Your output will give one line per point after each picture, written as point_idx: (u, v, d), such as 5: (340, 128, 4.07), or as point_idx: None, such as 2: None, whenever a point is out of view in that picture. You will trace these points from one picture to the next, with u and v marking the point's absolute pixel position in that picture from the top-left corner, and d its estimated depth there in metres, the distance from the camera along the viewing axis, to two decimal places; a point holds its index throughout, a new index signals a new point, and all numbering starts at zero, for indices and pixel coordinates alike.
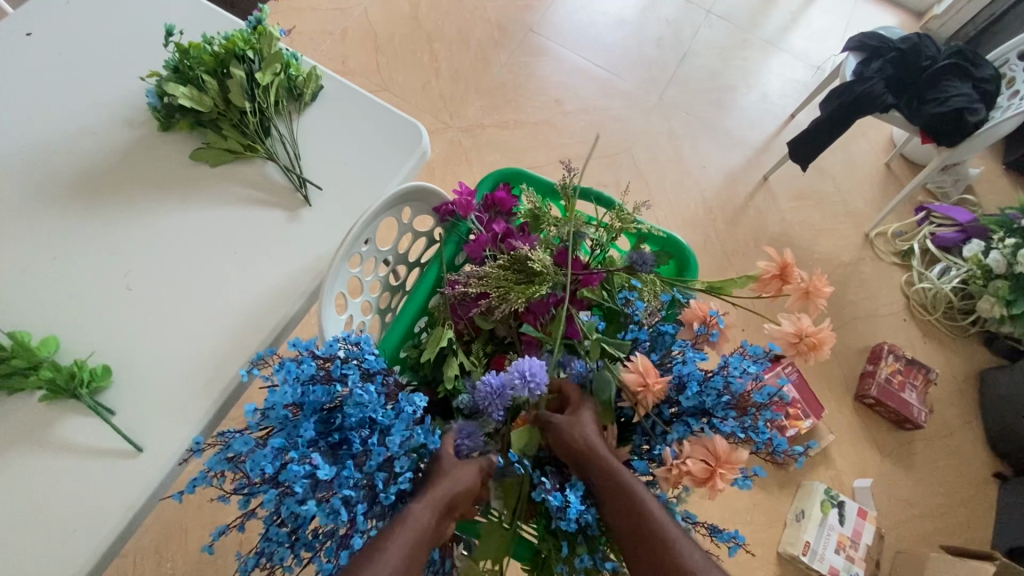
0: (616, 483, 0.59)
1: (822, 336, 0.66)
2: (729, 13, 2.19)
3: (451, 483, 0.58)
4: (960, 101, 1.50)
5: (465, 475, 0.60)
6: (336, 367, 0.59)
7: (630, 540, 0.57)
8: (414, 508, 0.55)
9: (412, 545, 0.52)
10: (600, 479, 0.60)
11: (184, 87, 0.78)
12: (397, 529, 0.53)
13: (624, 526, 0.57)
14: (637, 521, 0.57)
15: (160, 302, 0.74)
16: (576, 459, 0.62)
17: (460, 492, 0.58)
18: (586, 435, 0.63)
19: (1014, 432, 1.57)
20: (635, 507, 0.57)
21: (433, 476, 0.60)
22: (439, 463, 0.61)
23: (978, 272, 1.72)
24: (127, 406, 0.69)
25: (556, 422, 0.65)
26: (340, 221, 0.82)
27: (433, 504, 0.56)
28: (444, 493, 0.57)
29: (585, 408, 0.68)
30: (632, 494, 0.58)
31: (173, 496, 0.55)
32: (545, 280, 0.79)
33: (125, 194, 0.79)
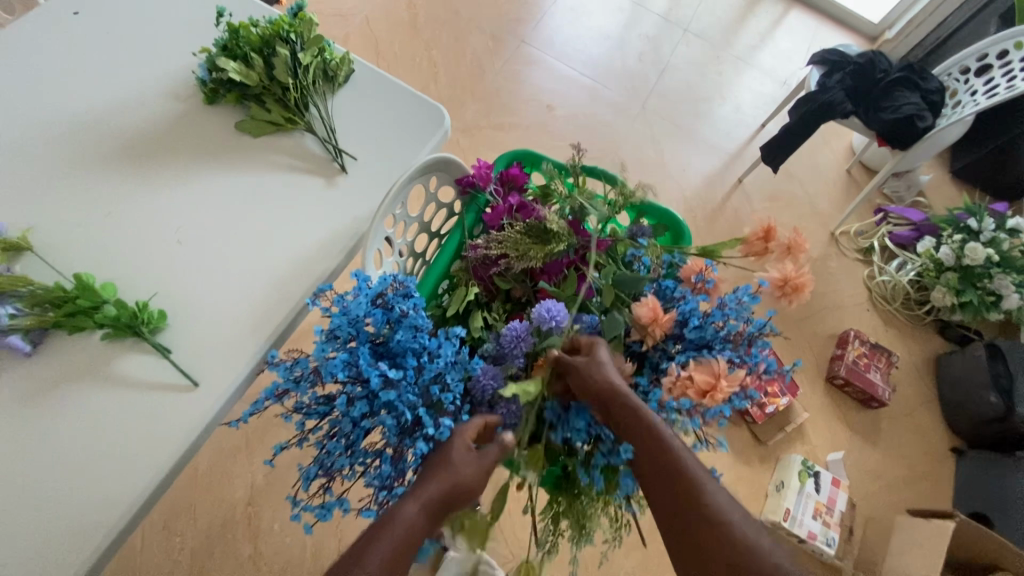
0: (647, 429, 0.61)
1: (803, 281, 0.77)
2: (704, 32, 2.37)
3: (449, 474, 0.59)
4: (911, 109, 1.68)
5: (470, 466, 0.60)
6: (391, 298, 0.67)
7: (660, 487, 0.60)
8: (406, 507, 0.55)
9: (401, 542, 0.54)
10: (632, 426, 0.62)
11: (234, 63, 0.85)
12: (386, 528, 0.54)
13: (654, 472, 0.60)
14: (669, 469, 0.59)
15: (210, 256, 0.80)
16: (599, 400, 0.65)
17: (461, 487, 0.59)
18: (608, 377, 0.65)
19: (967, 409, 1.72)
20: (668, 456, 0.60)
21: (438, 463, 0.60)
22: (445, 454, 0.61)
23: (931, 265, 1.90)
24: (183, 344, 0.75)
25: (580, 364, 0.67)
26: (375, 187, 0.89)
27: (429, 503, 0.56)
28: (442, 491, 0.58)
29: (600, 348, 0.71)
30: (665, 443, 0.60)
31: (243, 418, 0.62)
32: (562, 241, 0.88)
33: (173, 159, 0.85)
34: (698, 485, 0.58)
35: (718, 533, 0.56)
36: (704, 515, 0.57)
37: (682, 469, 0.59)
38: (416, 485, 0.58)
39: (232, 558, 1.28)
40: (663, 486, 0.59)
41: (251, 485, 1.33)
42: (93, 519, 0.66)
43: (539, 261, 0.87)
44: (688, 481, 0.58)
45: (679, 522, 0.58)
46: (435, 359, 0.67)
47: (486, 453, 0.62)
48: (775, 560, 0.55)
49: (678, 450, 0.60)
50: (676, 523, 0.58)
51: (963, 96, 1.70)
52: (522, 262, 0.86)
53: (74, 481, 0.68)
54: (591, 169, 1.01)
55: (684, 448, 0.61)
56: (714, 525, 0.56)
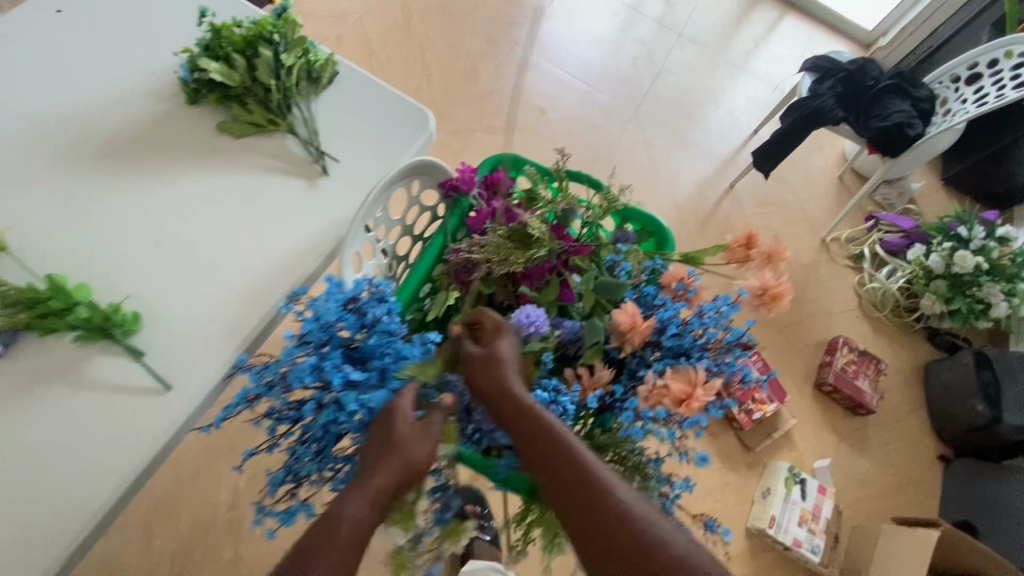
0: (535, 422, 0.59)
1: (782, 289, 0.77)
2: (699, 37, 2.37)
3: (400, 460, 0.57)
4: (901, 117, 1.68)
5: (419, 447, 0.58)
6: (364, 303, 0.66)
7: (554, 481, 0.56)
8: (349, 507, 0.54)
9: (345, 548, 0.52)
10: (517, 423, 0.60)
11: (216, 63, 0.85)
12: (336, 526, 0.53)
13: (545, 467, 0.57)
14: (558, 459, 0.56)
15: (186, 258, 0.80)
16: (490, 398, 0.63)
17: (411, 470, 0.57)
18: (501, 372, 0.63)
19: (954, 418, 1.72)
20: (558, 447, 0.57)
21: (381, 446, 0.58)
22: (389, 432, 0.58)
23: (920, 273, 1.90)
24: (156, 348, 0.74)
25: (471, 359, 0.65)
26: (357, 189, 0.88)
27: (375, 499, 0.55)
28: (396, 477, 0.56)
29: (502, 337, 0.67)
30: (555, 433, 0.58)
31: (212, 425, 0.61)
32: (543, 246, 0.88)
33: (153, 160, 0.85)
34: (590, 474, 0.55)
35: (613, 523, 0.53)
36: (597, 504, 0.54)
37: (571, 458, 0.56)
38: (365, 477, 0.56)
39: (213, 561, 1.27)
40: (555, 480, 0.56)
41: (234, 487, 1.32)
42: (59, 523, 0.66)
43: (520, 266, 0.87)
44: (580, 470, 0.55)
45: (575, 517, 0.54)
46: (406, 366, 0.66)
47: (430, 424, 0.60)
48: (674, 545, 0.52)
49: (568, 439, 0.58)
50: (571, 519, 0.55)
51: (954, 104, 1.71)
52: (503, 267, 0.87)
53: (40, 485, 0.67)
54: (576, 174, 1.01)
55: (576, 437, 0.58)
56: (606, 513, 0.53)
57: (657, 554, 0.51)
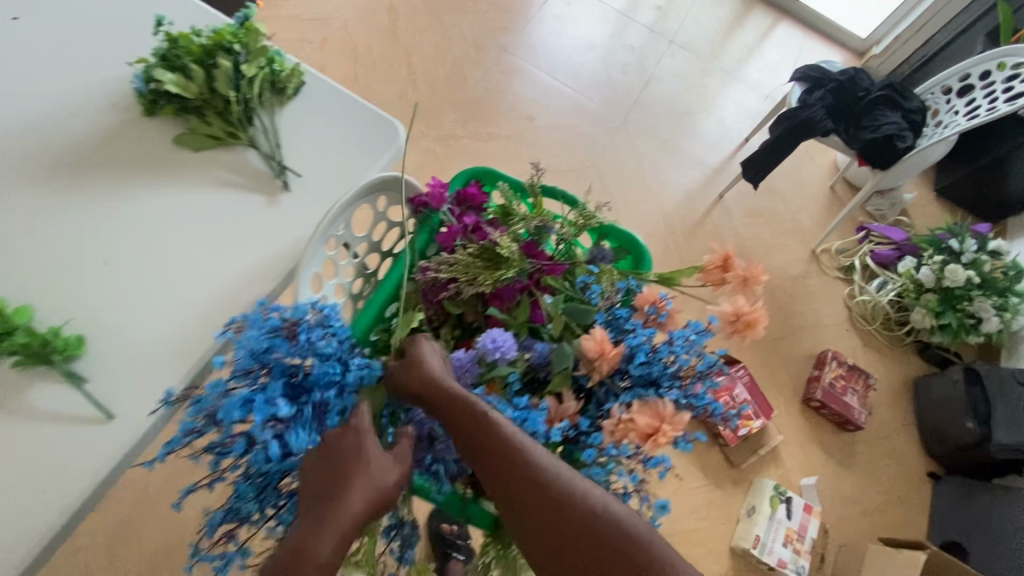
0: (472, 417, 0.59)
1: (756, 316, 0.74)
2: (690, 44, 2.34)
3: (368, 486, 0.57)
4: (891, 129, 1.66)
5: (388, 472, 0.59)
6: (302, 330, 0.64)
7: (497, 473, 0.57)
8: (322, 542, 0.53)
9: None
10: (457, 420, 0.60)
11: (172, 74, 0.81)
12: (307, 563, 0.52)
13: (487, 461, 0.57)
14: (499, 452, 0.57)
15: (136, 278, 0.76)
16: (427, 397, 0.62)
17: (380, 497, 0.58)
18: (430, 371, 0.63)
19: (944, 434, 1.69)
20: (496, 440, 0.57)
21: (343, 476, 0.57)
22: (351, 462, 0.58)
23: (911, 286, 1.87)
24: (100, 374, 0.71)
25: (396, 367, 0.64)
26: (318, 206, 0.85)
27: (346, 532, 0.55)
28: (365, 506, 0.56)
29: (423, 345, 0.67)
30: (492, 426, 0.58)
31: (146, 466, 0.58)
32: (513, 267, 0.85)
33: (105, 174, 0.81)
34: (530, 462, 0.56)
35: (556, 505, 0.55)
36: (540, 490, 0.55)
37: (513, 449, 0.57)
38: (330, 511, 0.55)
39: None
40: (497, 471, 0.57)
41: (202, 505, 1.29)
42: None
43: (488, 288, 0.84)
44: (520, 459, 0.56)
45: (522, 505, 0.56)
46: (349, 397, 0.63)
47: (401, 454, 0.62)
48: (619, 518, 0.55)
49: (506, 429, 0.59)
50: (518, 508, 0.56)
51: (945, 116, 1.68)
52: (470, 288, 0.84)
53: None
54: (551, 190, 0.98)
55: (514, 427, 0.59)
56: (550, 496, 0.55)
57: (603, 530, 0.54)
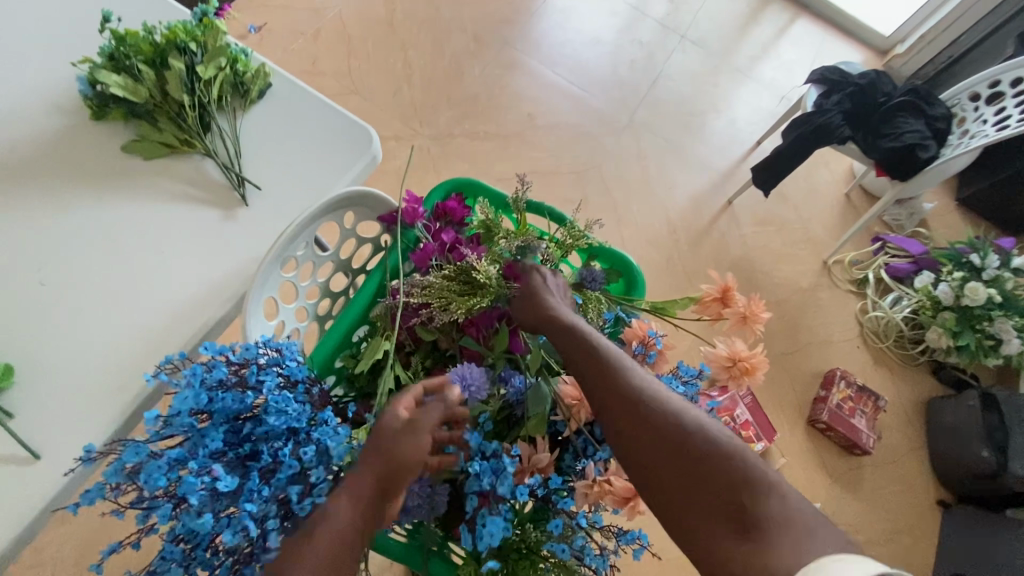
0: (584, 345, 0.61)
1: (755, 361, 0.67)
2: (703, 40, 2.23)
3: (381, 463, 0.53)
4: (913, 137, 1.56)
5: (414, 446, 0.54)
6: (251, 375, 0.57)
7: (602, 402, 0.58)
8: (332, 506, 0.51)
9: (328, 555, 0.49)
10: (563, 340, 0.63)
11: (118, 76, 0.75)
12: (318, 528, 0.50)
13: (594, 389, 0.59)
14: (607, 379, 0.58)
15: (74, 299, 0.69)
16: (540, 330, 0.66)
17: (396, 471, 0.53)
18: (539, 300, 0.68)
19: (957, 462, 1.60)
20: (605, 366, 0.59)
21: (371, 440, 0.55)
22: (377, 432, 0.55)
23: (927, 302, 1.78)
24: (27, 409, 0.64)
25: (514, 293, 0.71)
26: (279, 223, 0.78)
27: (359, 499, 0.52)
28: (375, 477, 0.53)
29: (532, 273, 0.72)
30: (602, 354, 0.60)
31: (69, 510, 0.50)
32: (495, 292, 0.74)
33: (47, 185, 0.75)
34: (639, 391, 0.56)
35: (665, 431, 0.54)
36: (646, 416, 0.55)
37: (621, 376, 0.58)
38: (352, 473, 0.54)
39: None
40: (604, 398, 0.58)
41: None
42: None
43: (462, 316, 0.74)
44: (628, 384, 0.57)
45: (628, 434, 0.55)
46: (299, 452, 0.57)
47: (421, 422, 0.56)
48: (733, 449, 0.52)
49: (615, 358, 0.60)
50: (625, 437, 0.56)
51: (971, 125, 1.58)
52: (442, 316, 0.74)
53: None
54: (538, 205, 0.89)
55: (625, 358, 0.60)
56: (659, 423, 0.54)
57: (715, 459, 0.51)
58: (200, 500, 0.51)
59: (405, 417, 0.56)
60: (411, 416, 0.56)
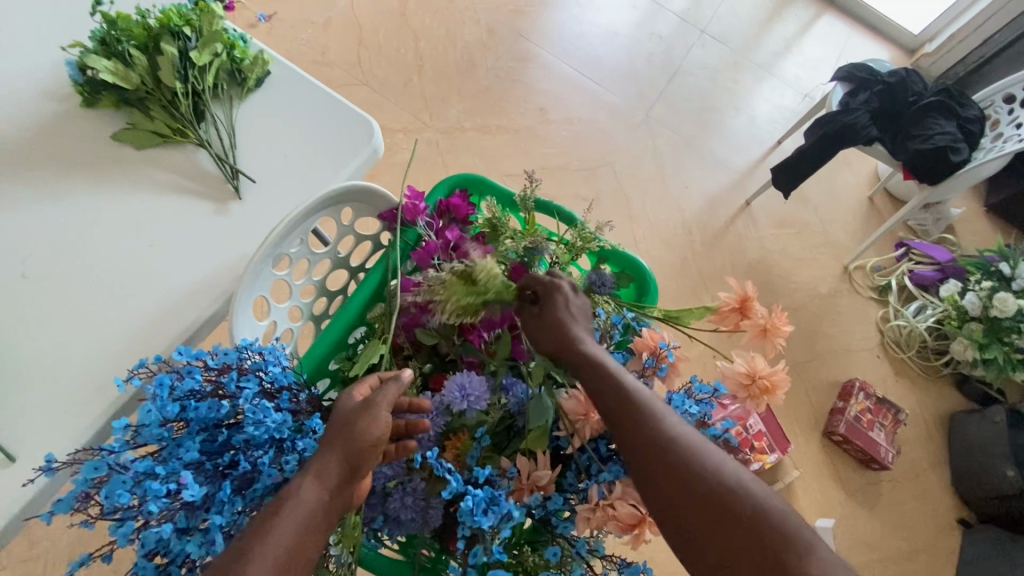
0: (611, 380, 0.56)
1: (776, 380, 0.63)
2: (723, 35, 2.16)
3: (345, 440, 0.49)
4: (944, 140, 1.48)
5: (373, 428, 0.50)
6: (230, 381, 0.53)
7: (630, 446, 0.53)
8: (296, 481, 0.47)
9: (296, 534, 0.44)
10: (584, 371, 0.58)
11: (108, 61, 0.72)
12: (284, 509, 0.45)
13: (620, 431, 0.54)
14: (637, 422, 0.53)
15: (58, 293, 0.67)
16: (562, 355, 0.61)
17: (362, 450, 0.49)
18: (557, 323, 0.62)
19: (979, 480, 1.53)
20: (630, 403, 0.54)
21: (334, 428, 0.50)
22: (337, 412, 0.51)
23: (954, 313, 1.71)
24: (5, 407, 0.61)
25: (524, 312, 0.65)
26: (274, 217, 0.74)
27: (323, 475, 0.47)
28: (342, 457, 0.48)
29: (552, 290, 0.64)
30: (631, 392, 0.55)
31: (40, 519, 0.47)
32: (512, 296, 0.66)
33: (33, 174, 0.72)
34: (667, 432, 0.51)
35: (699, 487, 0.49)
36: (680, 469, 0.50)
37: (654, 420, 0.53)
38: (312, 458, 0.49)
39: None
40: (633, 442, 0.53)
41: None
42: None
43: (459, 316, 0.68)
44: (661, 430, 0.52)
45: (656, 485, 0.50)
46: (281, 462, 0.53)
47: (380, 397, 0.52)
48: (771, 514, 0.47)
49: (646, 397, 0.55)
50: (653, 488, 0.51)
51: (1006, 128, 1.50)
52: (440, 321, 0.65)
53: None
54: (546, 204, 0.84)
55: (655, 397, 0.55)
56: (693, 477, 0.49)
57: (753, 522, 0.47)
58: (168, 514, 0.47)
59: (360, 399, 0.53)
60: (366, 397, 0.52)
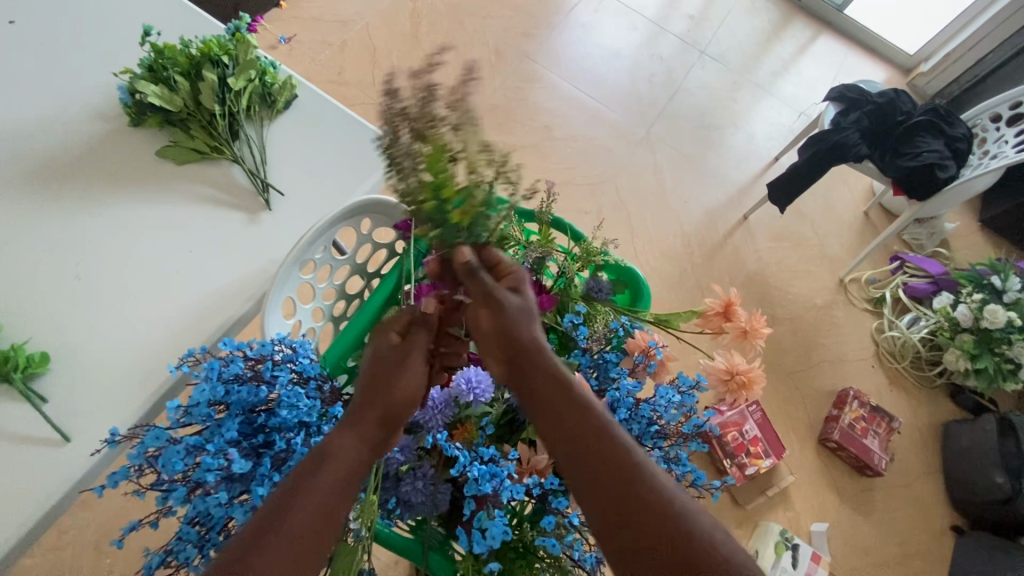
0: (576, 398, 0.53)
1: (753, 375, 0.70)
2: (723, 56, 2.24)
3: (386, 397, 0.56)
4: (932, 156, 1.54)
5: (417, 385, 0.58)
6: (266, 370, 0.61)
7: (592, 465, 0.49)
8: (342, 439, 0.53)
9: (335, 483, 0.50)
10: (545, 381, 0.55)
11: (156, 86, 0.80)
12: (328, 462, 0.51)
13: (585, 448, 0.50)
14: (593, 441, 0.50)
15: (109, 293, 0.74)
16: (515, 358, 0.57)
17: (400, 406, 0.57)
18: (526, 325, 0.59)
19: (971, 487, 1.56)
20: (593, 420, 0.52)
21: (372, 387, 0.57)
22: (377, 368, 0.58)
23: (945, 324, 1.75)
24: (61, 394, 0.69)
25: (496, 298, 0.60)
26: (299, 226, 0.82)
27: (364, 436, 0.54)
28: (382, 415, 0.56)
29: (520, 286, 0.63)
30: (598, 414, 0.53)
31: (95, 490, 0.54)
32: (449, 232, 0.62)
33: (86, 186, 0.80)
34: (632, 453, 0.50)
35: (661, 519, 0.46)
36: (636, 494, 0.47)
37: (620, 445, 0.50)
38: (351, 415, 0.55)
39: None
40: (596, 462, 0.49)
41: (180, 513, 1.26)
42: None
43: (455, 150, 0.57)
44: (626, 457, 0.49)
45: (610, 510, 0.48)
46: (310, 441, 0.60)
47: (415, 354, 0.60)
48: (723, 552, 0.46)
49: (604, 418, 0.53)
50: (602, 509, 0.48)
51: (992, 146, 1.56)
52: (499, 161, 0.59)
53: None
54: (564, 224, 0.92)
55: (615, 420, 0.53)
56: (655, 508, 0.47)
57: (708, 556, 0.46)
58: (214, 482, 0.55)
59: (398, 350, 0.60)
60: (407, 349, 0.60)
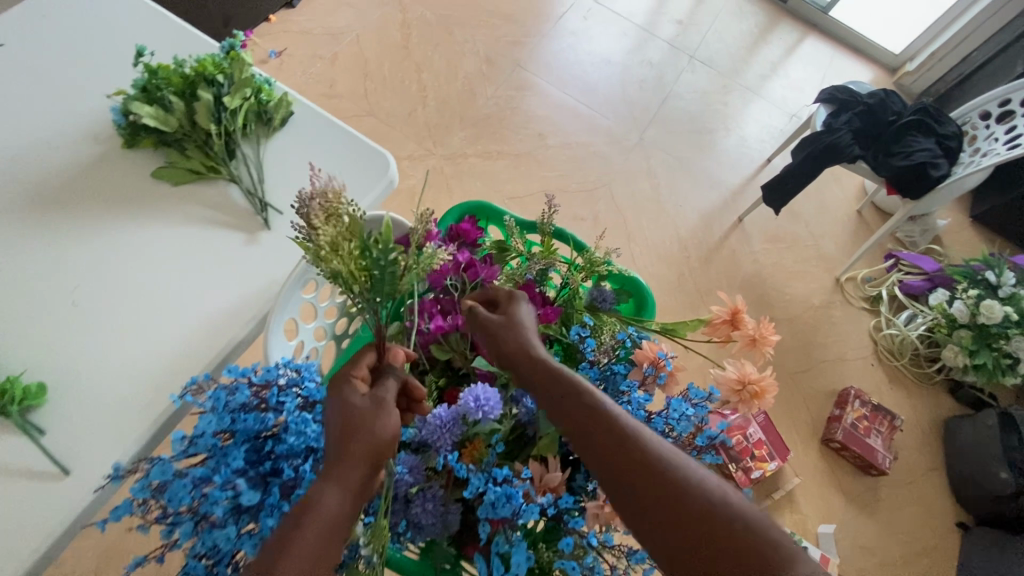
0: (575, 388, 0.54)
1: (764, 385, 0.70)
2: (712, 60, 2.26)
3: (364, 444, 0.52)
4: (924, 155, 1.56)
5: (390, 427, 0.54)
6: (272, 396, 0.60)
7: (602, 455, 0.49)
8: (324, 492, 0.49)
9: (324, 535, 0.47)
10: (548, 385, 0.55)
11: (150, 107, 0.79)
12: (309, 517, 0.48)
13: (590, 438, 0.51)
14: (598, 428, 0.50)
15: (107, 319, 0.72)
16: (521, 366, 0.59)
17: (379, 448, 0.53)
18: (523, 336, 0.60)
19: (975, 483, 1.56)
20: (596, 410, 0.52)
21: (341, 436, 0.52)
22: (346, 414, 0.53)
23: (943, 321, 1.75)
24: (59, 426, 0.67)
25: (491, 322, 0.61)
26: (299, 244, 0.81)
27: (349, 485, 0.50)
28: (363, 460, 0.52)
29: (516, 304, 0.64)
30: (598, 401, 0.52)
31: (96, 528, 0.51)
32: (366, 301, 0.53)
33: (80, 211, 0.78)
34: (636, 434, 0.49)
35: (662, 500, 0.46)
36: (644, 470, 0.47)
37: (616, 429, 0.49)
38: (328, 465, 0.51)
39: None
40: (595, 450, 0.50)
41: None
42: None
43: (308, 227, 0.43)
44: (629, 440, 0.49)
45: (630, 496, 0.47)
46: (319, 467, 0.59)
47: (386, 397, 0.56)
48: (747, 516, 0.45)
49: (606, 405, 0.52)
50: (620, 494, 0.48)
51: (982, 143, 1.58)
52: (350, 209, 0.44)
53: None
54: (568, 235, 0.92)
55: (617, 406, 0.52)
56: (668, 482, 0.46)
57: (717, 520, 0.44)
58: (222, 514, 0.53)
59: (367, 398, 0.55)
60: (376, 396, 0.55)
